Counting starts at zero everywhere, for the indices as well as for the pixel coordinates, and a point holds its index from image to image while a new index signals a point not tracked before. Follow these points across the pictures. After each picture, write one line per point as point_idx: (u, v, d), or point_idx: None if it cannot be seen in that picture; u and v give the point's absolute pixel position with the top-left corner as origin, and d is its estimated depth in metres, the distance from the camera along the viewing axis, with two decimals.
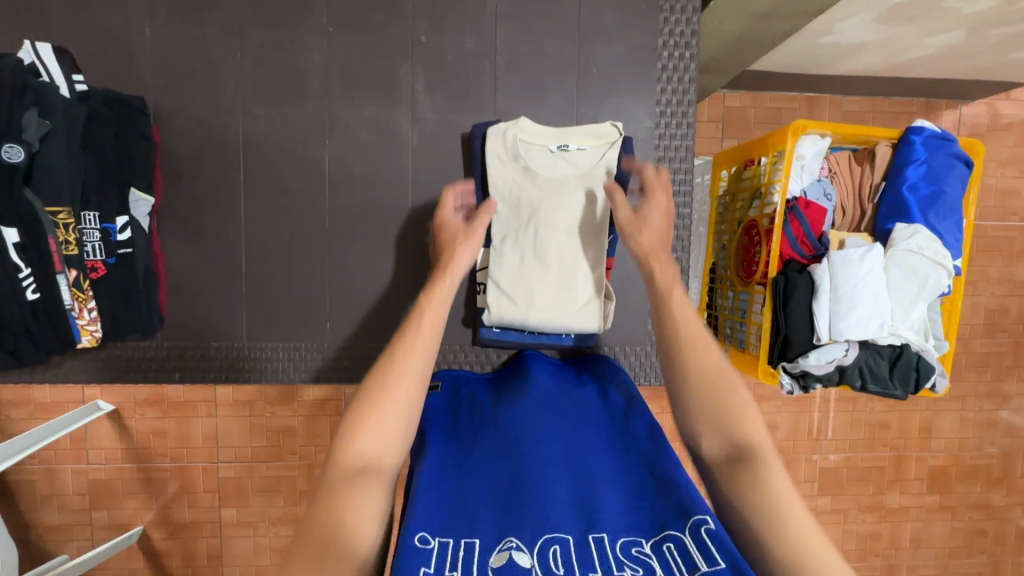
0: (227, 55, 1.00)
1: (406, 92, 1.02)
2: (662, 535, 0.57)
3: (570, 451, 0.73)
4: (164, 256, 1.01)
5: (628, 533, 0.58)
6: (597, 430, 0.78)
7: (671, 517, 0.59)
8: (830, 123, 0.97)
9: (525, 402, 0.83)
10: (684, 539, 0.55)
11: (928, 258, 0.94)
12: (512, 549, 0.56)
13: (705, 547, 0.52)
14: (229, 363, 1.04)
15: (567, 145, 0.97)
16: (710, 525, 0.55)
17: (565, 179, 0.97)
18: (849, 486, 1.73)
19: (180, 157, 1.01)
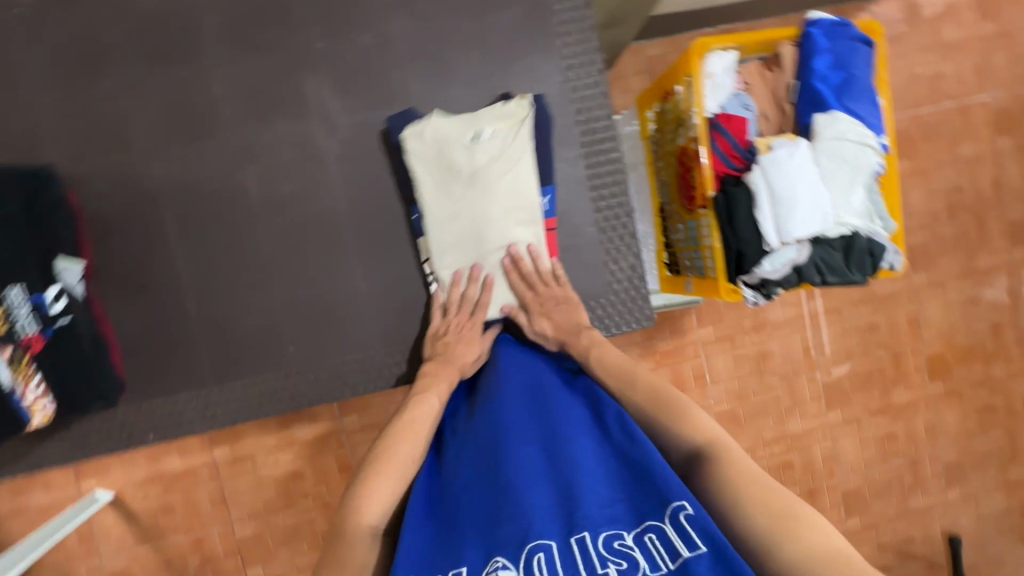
0: (125, 105, 0.98)
1: (314, 101, 1.01)
2: (643, 525, 0.64)
3: (545, 441, 0.74)
4: (109, 318, 0.99)
5: (611, 527, 0.64)
6: (571, 411, 0.79)
7: (653, 505, 0.65)
8: (731, 35, 0.98)
9: (496, 397, 0.82)
10: (665, 528, 0.62)
11: (854, 140, 0.95)
12: (500, 568, 0.61)
13: (686, 535, 0.61)
14: (201, 411, 1.02)
15: (482, 132, 0.95)
16: (689, 511, 0.63)
17: (488, 168, 0.95)
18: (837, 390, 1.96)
19: (101, 218, 0.99)
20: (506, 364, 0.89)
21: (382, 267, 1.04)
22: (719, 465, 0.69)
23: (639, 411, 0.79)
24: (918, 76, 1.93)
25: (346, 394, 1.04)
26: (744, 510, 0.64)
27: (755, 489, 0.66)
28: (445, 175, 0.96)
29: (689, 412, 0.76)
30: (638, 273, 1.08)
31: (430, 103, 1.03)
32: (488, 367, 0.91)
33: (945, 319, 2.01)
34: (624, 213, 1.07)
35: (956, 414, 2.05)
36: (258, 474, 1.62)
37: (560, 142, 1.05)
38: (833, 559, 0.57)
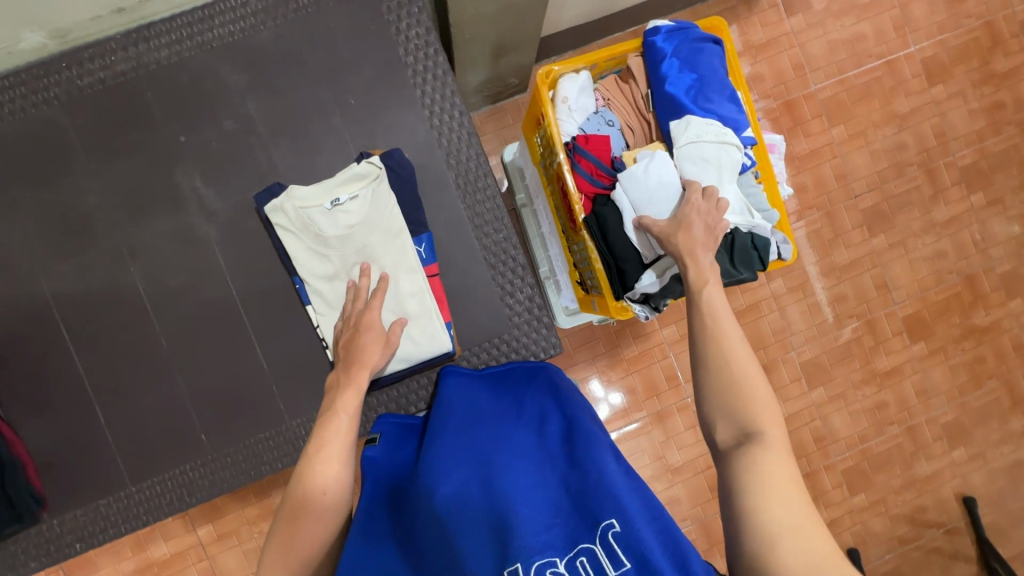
0: (12, 232, 1.02)
1: (189, 194, 1.04)
2: (576, 548, 0.66)
3: (485, 473, 0.76)
4: (21, 439, 1.01)
5: (546, 554, 0.65)
6: (512, 440, 0.81)
7: (585, 525, 0.67)
8: (575, 58, 0.99)
9: (441, 435, 0.85)
10: (595, 550, 0.64)
11: (710, 142, 0.94)
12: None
13: (612, 552, 0.64)
14: (124, 513, 1.03)
15: (341, 198, 0.95)
16: (616, 529, 0.64)
17: (355, 228, 0.96)
18: (812, 367, 1.93)
19: (2, 341, 1.02)
20: (450, 403, 0.92)
21: (279, 341, 1.05)
22: (762, 455, 0.64)
23: (709, 360, 0.72)
24: (836, 42, 1.92)
25: (265, 473, 1.05)
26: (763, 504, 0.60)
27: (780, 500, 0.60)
28: (315, 244, 0.96)
29: (757, 389, 0.69)
30: (536, 302, 1.08)
31: (299, 174, 1.05)
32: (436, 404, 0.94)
33: (913, 277, 1.96)
34: (512, 246, 1.07)
35: (945, 372, 1.98)
36: (242, 547, 1.69)
37: (434, 188, 1.07)
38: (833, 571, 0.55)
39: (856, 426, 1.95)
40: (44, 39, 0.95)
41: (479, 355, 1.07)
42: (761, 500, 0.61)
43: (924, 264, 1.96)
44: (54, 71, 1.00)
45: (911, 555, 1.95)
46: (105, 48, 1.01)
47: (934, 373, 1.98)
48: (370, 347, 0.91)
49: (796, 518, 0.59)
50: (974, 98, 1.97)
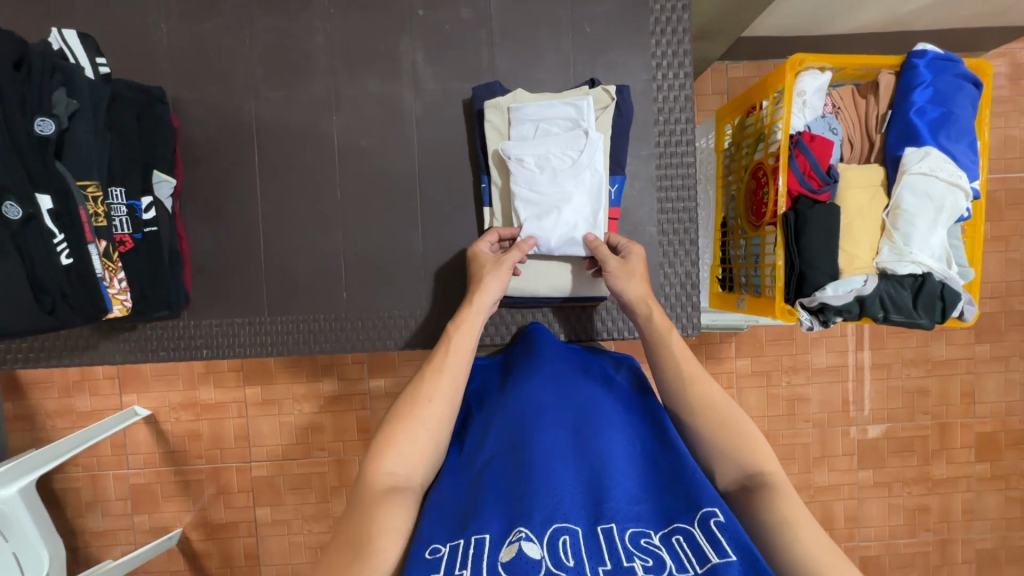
0: (236, 44, 1.05)
1: (406, 65, 1.06)
2: (670, 526, 0.57)
3: (577, 429, 0.71)
4: (187, 237, 1.06)
5: (637, 525, 0.57)
6: (607, 403, 0.77)
7: (681, 509, 0.59)
8: (829, 55, 0.97)
9: (532, 382, 0.80)
10: (693, 532, 0.56)
11: (936, 174, 0.92)
12: (522, 539, 0.53)
13: (715, 540, 0.54)
14: (252, 337, 1.08)
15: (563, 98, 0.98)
16: (720, 518, 0.56)
17: (548, 128, 0.98)
18: (869, 447, 1.89)
19: (198, 144, 1.06)
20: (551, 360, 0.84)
21: (440, 232, 1.08)
22: (778, 497, 0.62)
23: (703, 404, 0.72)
24: (1014, 138, 1.80)
25: (387, 345, 1.08)
26: (793, 532, 0.59)
27: (806, 522, 0.59)
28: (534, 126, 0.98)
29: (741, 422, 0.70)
30: (692, 280, 1.07)
31: (516, 81, 1.06)
32: (528, 353, 0.88)
33: (1002, 397, 1.89)
34: (688, 218, 1.07)
35: (998, 500, 1.92)
36: (281, 419, 1.68)
37: (636, 137, 1.06)
38: None
39: (888, 519, 1.90)
40: None
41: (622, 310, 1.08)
42: (787, 534, 0.58)
43: (1018, 388, 1.89)
44: None
45: None
46: None
47: (985, 498, 1.92)
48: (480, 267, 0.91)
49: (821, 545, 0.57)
50: None
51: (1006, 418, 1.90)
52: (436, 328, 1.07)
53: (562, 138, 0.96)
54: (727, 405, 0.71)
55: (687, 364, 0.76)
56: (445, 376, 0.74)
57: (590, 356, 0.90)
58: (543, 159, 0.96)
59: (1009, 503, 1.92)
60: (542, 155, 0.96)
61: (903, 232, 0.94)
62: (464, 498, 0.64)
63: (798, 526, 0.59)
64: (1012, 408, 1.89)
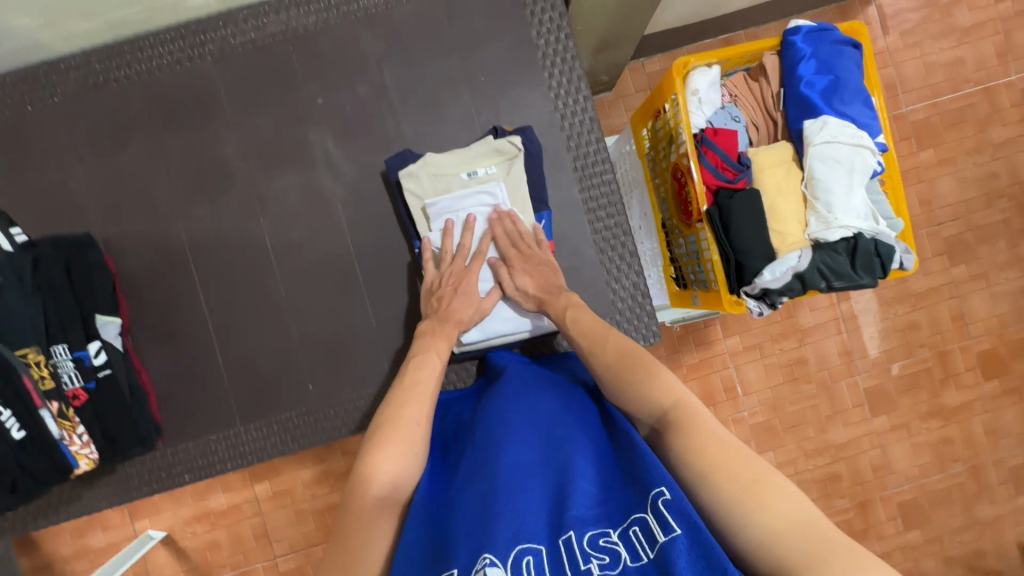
0: (152, 172, 1.08)
1: (318, 152, 1.09)
2: (629, 519, 0.59)
3: (541, 441, 0.72)
4: (147, 368, 1.07)
5: (596, 525, 0.59)
6: (567, 411, 0.77)
7: (637, 497, 0.60)
8: (710, 51, 1.00)
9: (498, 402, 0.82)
10: (648, 519, 0.57)
11: (831, 140, 0.95)
12: (487, 566, 0.55)
13: (664, 520, 0.56)
14: (231, 450, 1.08)
15: (477, 171, 1.01)
16: (667, 496, 0.57)
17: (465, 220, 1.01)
18: (877, 393, 1.88)
19: (136, 276, 1.08)
20: (510, 385, 0.85)
21: (389, 303, 1.09)
22: (692, 425, 0.67)
23: (621, 380, 0.78)
24: (933, 64, 1.85)
25: (364, 425, 1.08)
26: (705, 456, 0.63)
27: (716, 438, 0.65)
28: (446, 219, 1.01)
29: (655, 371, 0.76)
30: (641, 290, 1.09)
31: (426, 142, 1.09)
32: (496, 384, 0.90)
33: (992, 312, 1.89)
34: (622, 231, 1.09)
35: (1016, 413, 1.91)
36: (295, 508, 1.67)
37: (553, 168, 1.09)
38: (804, 520, 0.54)
39: (914, 459, 1.89)
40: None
41: None
42: (697, 458, 0.63)
43: (1004, 300, 1.90)
44: (211, 29, 1.07)
45: None
46: (258, 11, 1.07)
47: (1002, 414, 1.91)
48: (463, 306, 0.98)
49: (736, 460, 0.61)
50: None
51: (1001, 332, 1.90)
52: None
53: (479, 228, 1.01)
54: (641, 358, 0.79)
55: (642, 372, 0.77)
56: (413, 405, 0.82)
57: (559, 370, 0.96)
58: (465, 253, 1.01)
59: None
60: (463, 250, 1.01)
61: (823, 201, 0.96)
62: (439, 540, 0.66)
63: (709, 448, 0.63)
64: (1003, 320, 1.90)
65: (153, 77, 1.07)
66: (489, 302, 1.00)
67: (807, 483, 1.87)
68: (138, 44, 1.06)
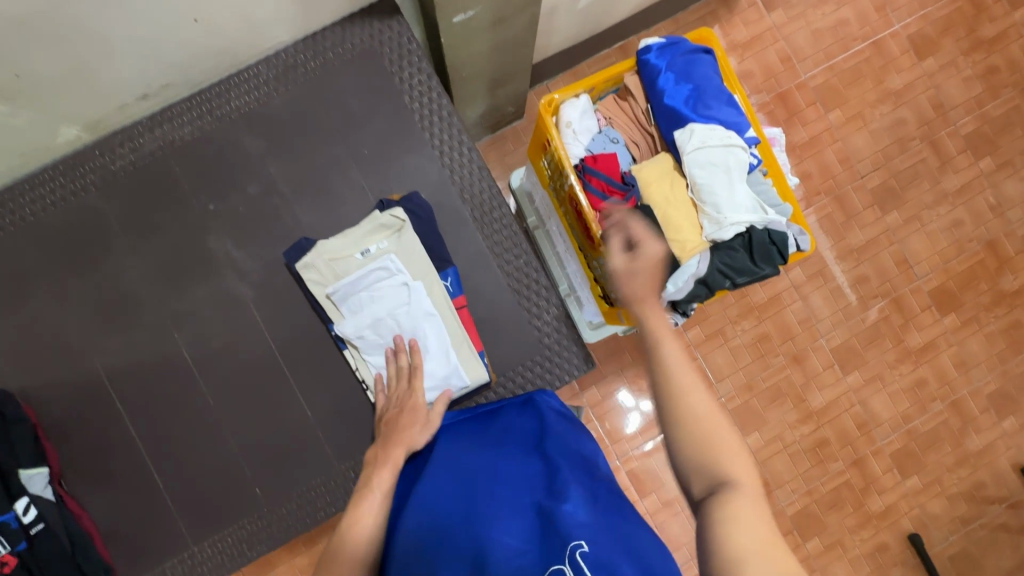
0: (58, 313, 1.07)
1: (221, 257, 1.09)
2: (548, 570, 0.70)
3: (475, 506, 0.82)
4: (87, 511, 1.04)
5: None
6: (501, 469, 0.88)
7: (557, 547, 0.72)
8: (573, 84, 1.03)
9: (429, 467, 0.91)
10: (565, 567, 0.69)
11: (694, 146, 0.98)
12: None
13: (579, 568, 0.68)
14: (190, 574, 1.05)
15: (369, 249, 1.00)
16: (585, 548, 0.69)
17: (371, 294, 0.99)
18: (844, 352, 1.89)
19: (58, 422, 1.06)
20: (442, 446, 0.95)
21: (321, 389, 1.08)
22: (738, 502, 0.65)
23: (693, 411, 0.72)
24: (820, 31, 1.92)
25: (320, 517, 1.06)
26: (732, 528, 0.63)
27: (755, 521, 0.64)
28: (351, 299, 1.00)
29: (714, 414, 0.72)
30: (565, 322, 1.10)
31: (323, 226, 1.09)
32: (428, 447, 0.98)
33: (933, 250, 1.92)
34: (533, 269, 1.10)
35: (981, 342, 1.92)
36: None
37: (453, 222, 1.10)
38: None
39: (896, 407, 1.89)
40: (78, 130, 1.05)
41: (518, 376, 1.09)
42: (733, 538, 0.63)
43: (943, 235, 1.93)
44: (89, 160, 1.07)
45: (975, 536, 1.86)
46: (132, 133, 1.08)
47: (970, 345, 1.92)
48: (410, 425, 0.95)
49: (759, 542, 0.62)
50: (967, 65, 1.94)
51: (949, 266, 1.93)
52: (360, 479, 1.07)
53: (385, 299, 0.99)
54: (714, 415, 0.72)
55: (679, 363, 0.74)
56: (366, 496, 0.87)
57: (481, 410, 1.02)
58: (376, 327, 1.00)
59: (995, 339, 1.93)
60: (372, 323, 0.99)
61: (711, 203, 0.98)
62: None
63: (742, 523, 0.64)
64: (946, 254, 1.92)
65: (38, 221, 1.07)
66: (436, 413, 0.98)
67: (798, 456, 1.86)
68: (19, 189, 1.07)
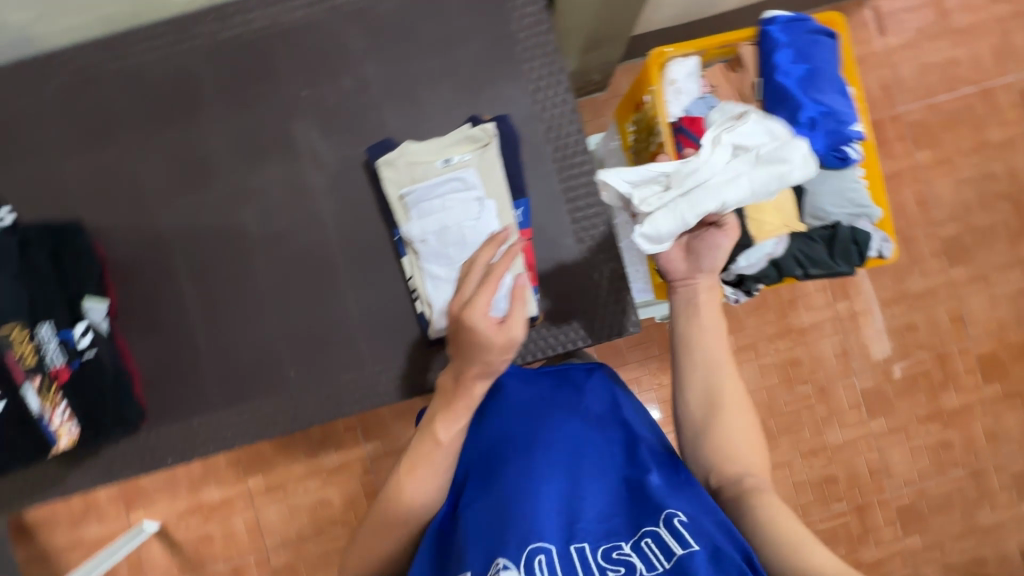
0: (141, 164, 1.11)
1: (302, 143, 1.11)
2: (640, 532, 0.71)
3: (561, 458, 0.81)
4: (131, 353, 1.09)
5: (609, 540, 0.71)
6: (581, 425, 0.86)
7: (648, 513, 0.72)
8: (687, 42, 1.02)
9: (500, 409, 0.89)
10: (660, 532, 0.69)
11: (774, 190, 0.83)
12: (503, 568, 0.68)
13: (679, 535, 0.67)
14: (214, 434, 1.09)
15: (452, 159, 1.02)
16: (682, 517, 0.68)
17: (443, 203, 1.00)
18: (896, 400, 1.75)
19: (121, 263, 1.10)
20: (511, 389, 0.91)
21: (370, 291, 1.10)
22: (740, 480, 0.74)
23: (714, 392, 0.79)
24: (929, 65, 1.78)
25: (342, 410, 1.09)
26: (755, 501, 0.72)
27: (766, 495, 0.72)
28: (420, 205, 1.01)
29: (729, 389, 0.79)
30: (621, 280, 1.09)
31: (404, 134, 1.10)
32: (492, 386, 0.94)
33: (992, 314, 1.78)
34: (602, 222, 1.10)
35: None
36: (288, 502, 1.68)
37: (533, 158, 1.10)
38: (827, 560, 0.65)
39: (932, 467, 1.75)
40: None
41: (564, 322, 1.09)
42: (747, 509, 0.71)
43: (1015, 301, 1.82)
44: (200, 23, 1.10)
45: None
46: (244, 6, 1.10)
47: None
48: (490, 345, 0.73)
49: (778, 517, 0.70)
50: None
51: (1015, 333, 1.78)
52: (388, 384, 1.09)
53: (457, 211, 1.00)
54: (730, 389, 0.79)
55: (711, 323, 0.82)
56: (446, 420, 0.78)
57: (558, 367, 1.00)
58: (442, 239, 1.00)
59: None
60: (440, 235, 0.99)
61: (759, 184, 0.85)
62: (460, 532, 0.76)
63: (759, 497, 0.72)
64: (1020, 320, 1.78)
65: (143, 70, 1.10)
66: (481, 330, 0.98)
67: (801, 487, 1.73)
68: (132, 38, 1.10)
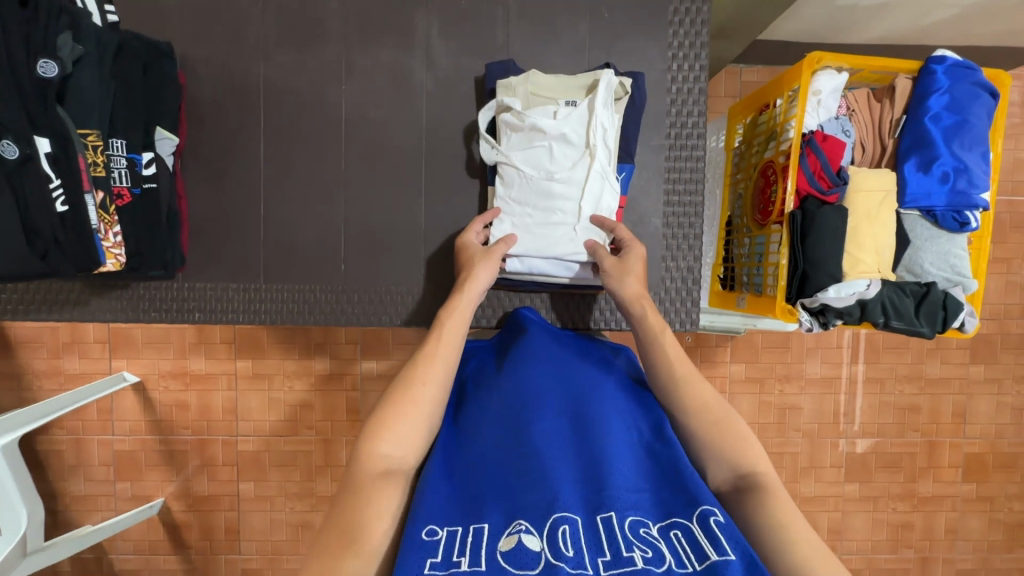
0: (248, 6, 1.04)
1: (419, 38, 1.04)
2: (669, 520, 0.53)
3: (580, 416, 0.68)
4: (187, 197, 1.04)
5: (637, 513, 0.54)
6: (609, 391, 0.73)
7: (681, 503, 0.55)
8: (847, 55, 0.96)
9: (523, 357, 0.78)
10: (692, 527, 0.52)
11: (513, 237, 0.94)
12: (521, 530, 0.51)
13: (715, 538, 0.50)
14: (247, 302, 1.06)
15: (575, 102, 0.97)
16: (720, 518, 0.52)
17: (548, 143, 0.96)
18: (877, 472, 1.76)
19: (202, 102, 1.05)
20: (536, 341, 0.81)
21: (443, 209, 1.06)
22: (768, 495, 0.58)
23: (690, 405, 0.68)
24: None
25: (382, 319, 1.06)
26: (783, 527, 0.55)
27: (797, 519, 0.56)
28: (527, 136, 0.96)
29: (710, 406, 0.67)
30: (695, 276, 1.06)
31: (529, 63, 1.05)
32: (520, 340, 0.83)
33: (993, 420, 1.76)
34: (694, 212, 1.06)
35: (1000, 533, 1.80)
36: (270, 394, 1.66)
37: (647, 128, 1.05)
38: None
39: (893, 544, 1.77)
40: None
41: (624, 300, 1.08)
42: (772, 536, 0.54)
43: None
44: None
45: None
46: None
47: (988, 531, 1.79)
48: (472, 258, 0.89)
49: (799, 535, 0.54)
50: None
51: (1012, 443, 1.77)
52: (435, 308, 1.06)
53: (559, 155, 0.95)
54: (717, 405, 0.67)
55: (680, 364, 0.72)
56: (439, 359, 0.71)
57: (586, 344, 0.86)
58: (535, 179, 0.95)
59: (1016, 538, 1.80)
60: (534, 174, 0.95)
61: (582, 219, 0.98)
62: (461, 487, 0.60)
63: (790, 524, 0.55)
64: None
65: None
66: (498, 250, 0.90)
67: None
68: None
